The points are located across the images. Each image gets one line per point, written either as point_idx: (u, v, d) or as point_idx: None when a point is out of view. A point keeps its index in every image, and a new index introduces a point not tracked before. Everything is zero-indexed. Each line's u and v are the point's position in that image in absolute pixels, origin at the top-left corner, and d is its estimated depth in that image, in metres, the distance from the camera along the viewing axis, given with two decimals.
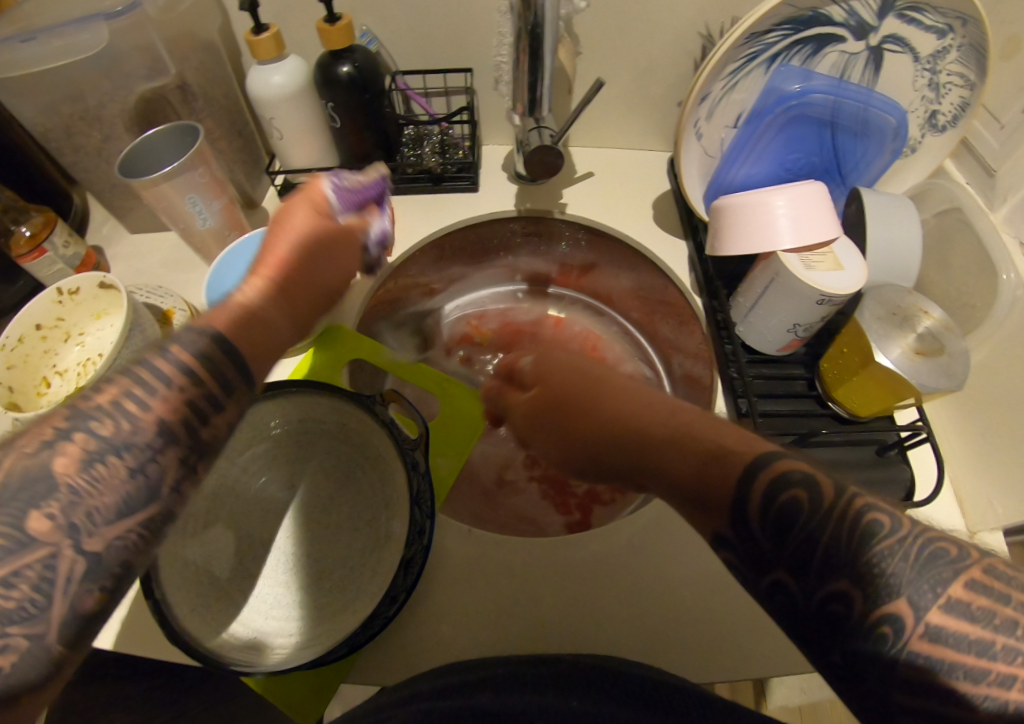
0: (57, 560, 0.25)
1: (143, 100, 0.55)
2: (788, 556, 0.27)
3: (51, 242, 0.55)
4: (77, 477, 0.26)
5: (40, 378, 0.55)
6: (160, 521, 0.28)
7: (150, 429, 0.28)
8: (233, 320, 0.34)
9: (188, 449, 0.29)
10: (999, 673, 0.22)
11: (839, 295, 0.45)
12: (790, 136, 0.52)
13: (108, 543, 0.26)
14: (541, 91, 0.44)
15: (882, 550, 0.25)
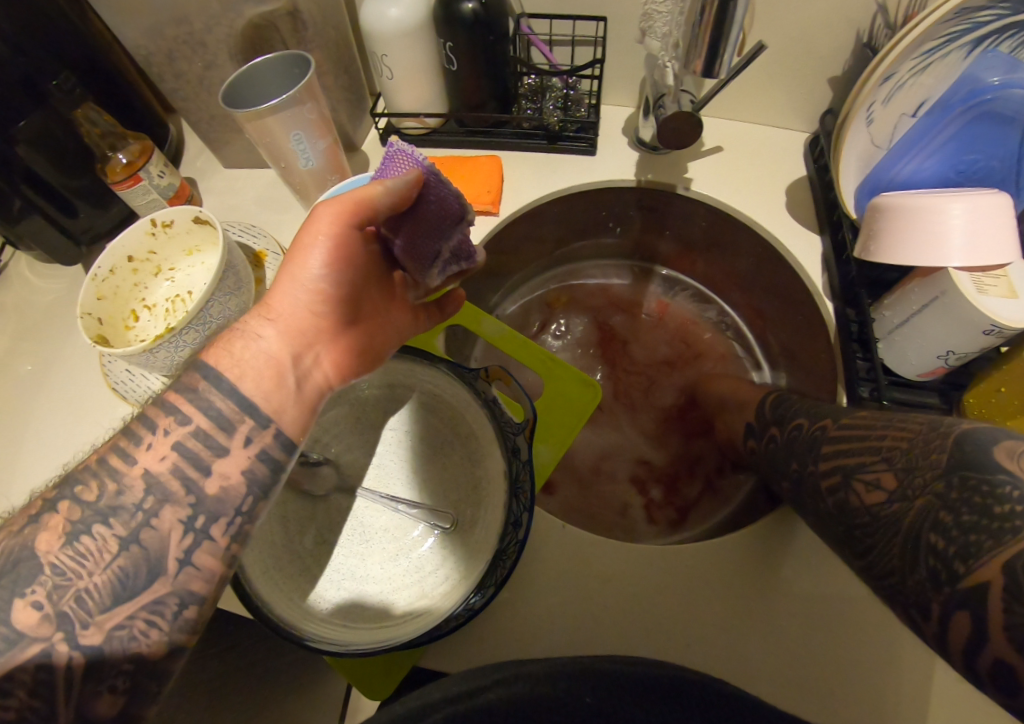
0: (51, 653, 0.25)
1: (250, 25, 0.50)
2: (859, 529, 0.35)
3: (146, 171, 0.53)
4: (67, 560, 0.27)
5: (127, 312, 0.54)
6: (170, 600, 0.28)
7: (143, 500, 0.28)
8: (244, 362, 0.32)
9: (193, 514, 0.29)
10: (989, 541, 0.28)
11: (1014, 327, 0.39)
12: (974, 135, 0.44)
13: (108, 631, 0.26)
14: (723, 59, 0.38)
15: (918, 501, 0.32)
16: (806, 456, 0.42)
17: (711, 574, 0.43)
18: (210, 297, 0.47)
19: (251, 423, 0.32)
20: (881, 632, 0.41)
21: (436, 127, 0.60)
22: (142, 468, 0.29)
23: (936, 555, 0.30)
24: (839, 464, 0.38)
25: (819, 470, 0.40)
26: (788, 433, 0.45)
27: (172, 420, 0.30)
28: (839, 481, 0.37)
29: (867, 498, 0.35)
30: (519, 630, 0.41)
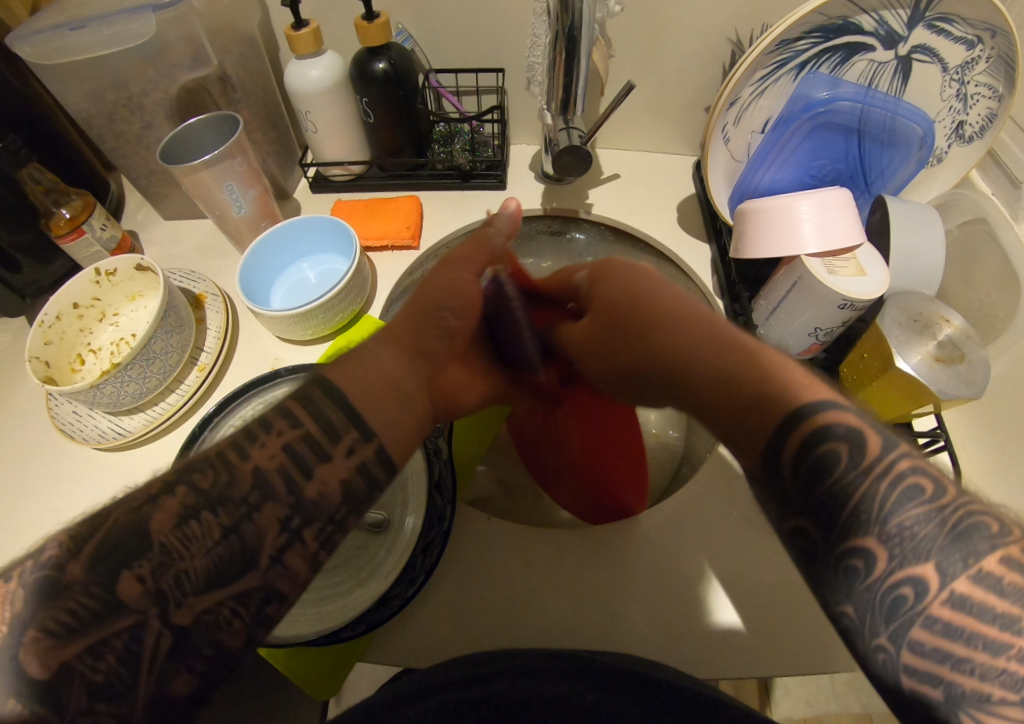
0: (144, 630, 0.26)
1: (184, 90, 0.56)
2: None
3: (89, 224, 0.58)
4: (176, 539, 0.27)
5: (74, 356, 0.56)
6: (255, 593, 0.28)
7: (250, 493, 0.29)
8: (365, 378, 0.34)
9: (289, 515, 0.30)
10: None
11: (861, 300, 0.45)
12: (816, 143, 0.53)
13: (197, 614, 0.27)
14: (577, 91, 0.45)
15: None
16: (872, 614, 0.26)
17: (634, 549, 0.47)
18: (152, 335, 0.50)
19: (356, 435, 0.32)
20: (794, 596, 0.44)
21: (360, 173, 0.66)
22: (255, 464, 0.30)
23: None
24: (937, 672, 0.25)
25: (902, 658, 0.25)
26: (833, 559, 0.28)
27: (285, 424, 0.31)
28: (939, 702, 0.24)
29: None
30: (453, 617, 0.44)
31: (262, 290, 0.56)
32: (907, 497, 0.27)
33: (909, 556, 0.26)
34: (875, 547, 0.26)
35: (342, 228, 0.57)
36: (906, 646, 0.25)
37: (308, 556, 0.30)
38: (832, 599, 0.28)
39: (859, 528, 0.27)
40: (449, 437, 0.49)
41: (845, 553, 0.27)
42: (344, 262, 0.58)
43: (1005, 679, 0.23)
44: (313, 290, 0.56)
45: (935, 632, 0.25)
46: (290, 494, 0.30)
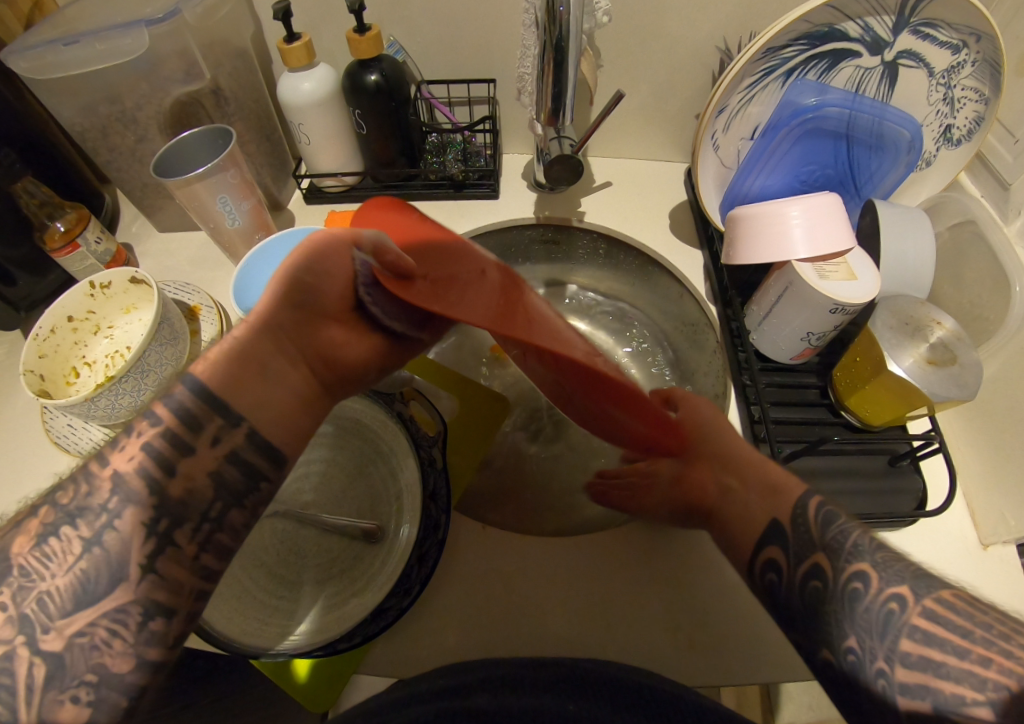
0: (11, 659, 0.26)
1: (177, 103, 0.57)
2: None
3: (84, 237, 0.58)
4: (34, 561, 0.28)
5: (68, 369, 0.56)
6: (133, 609, 0.28)
7: (108, 501, 0.29)
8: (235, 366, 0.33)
9: (155, 518, 0.30)
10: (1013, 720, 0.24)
11: (853, 304, 0.46)
12: (805, 149, 0.54)
13: (68, 637, 0.27)
14: (565, 101, 0.46)
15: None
16: (869, 634, 0.28)
17: (630, 558, 0.46)
18: (147, 348, 0.50)
19: (221, 421, 0.32)
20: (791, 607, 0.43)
21: (353, 184, 0.67)
22: (111, 470, 0.30)
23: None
24: (930, 682, 0.26)
25: (896, 677, 0.27)
26: (801, 580, 0.32)
27: (145, 423, 0.31)
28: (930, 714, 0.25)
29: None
30: (447, 628, 0.43)
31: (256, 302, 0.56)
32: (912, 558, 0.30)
33: (892, 573, 0.29)
34: (871, 569, 0.30)
35: None
36: (899, 663, 0.27)
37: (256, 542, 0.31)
38: (834, 634, 0.30)
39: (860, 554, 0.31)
40: (444, 447, 0.48)
41: (846, 576, 0.30)
42: None
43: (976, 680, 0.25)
44: None
45: (920, 635, 0.27)
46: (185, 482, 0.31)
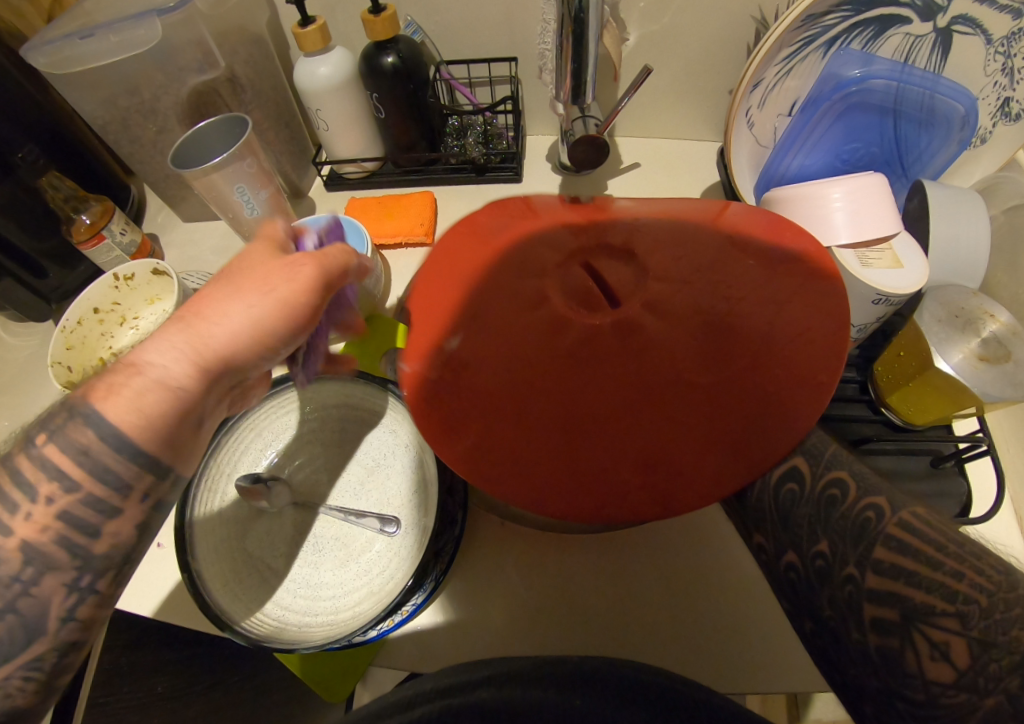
0: None
1: (195, 92, 0.56)
2: (872, 650, 0.32)
3: (108, 229, 0.58)
4: None
5: (96, 359, 0.58)
6: (48, 654, 0.29)
7: (21, 570, 0.28)
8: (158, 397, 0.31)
9: (77, 576, 0.29)
10: (965, 620, 0.30)
11: (899, 294, 0.43)
12: (848, 125, 0.51)
13: None
14: (587, 79, 0.44)
15: (945, 644, 0.30)
16: (844, 541, 0.36)
17: (654, 557, 0.45)
18: None
19: (148, 484, 0.31)
20: None
21: (374, 170, 0.65)
22: (19, 538, 0.28)
23: (908, 709, 0.30)
24: (891, 590, 0.33)
25: (865, 584, 0.34)
26: (818, 492, 0.38)
27: (55, 487, 0.29)
28: (895, 621, 0.32)
29: (929, 666, 0.30)
30: (465, 619, 0.43)
31: None
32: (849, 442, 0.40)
33: (870, 488, 0.37)
34: (848, 481, 0.38)
35: (353, 227, 0.56)
36: (870, 570, 0.34)
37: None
38: (809, 538, 0.37)
39: (834, 465, 0.39)
40: None
41: (827, 485, 0.38)
42: None
43: (944, 591, 0.31)
44: None
45: (893, 553, 0.34)
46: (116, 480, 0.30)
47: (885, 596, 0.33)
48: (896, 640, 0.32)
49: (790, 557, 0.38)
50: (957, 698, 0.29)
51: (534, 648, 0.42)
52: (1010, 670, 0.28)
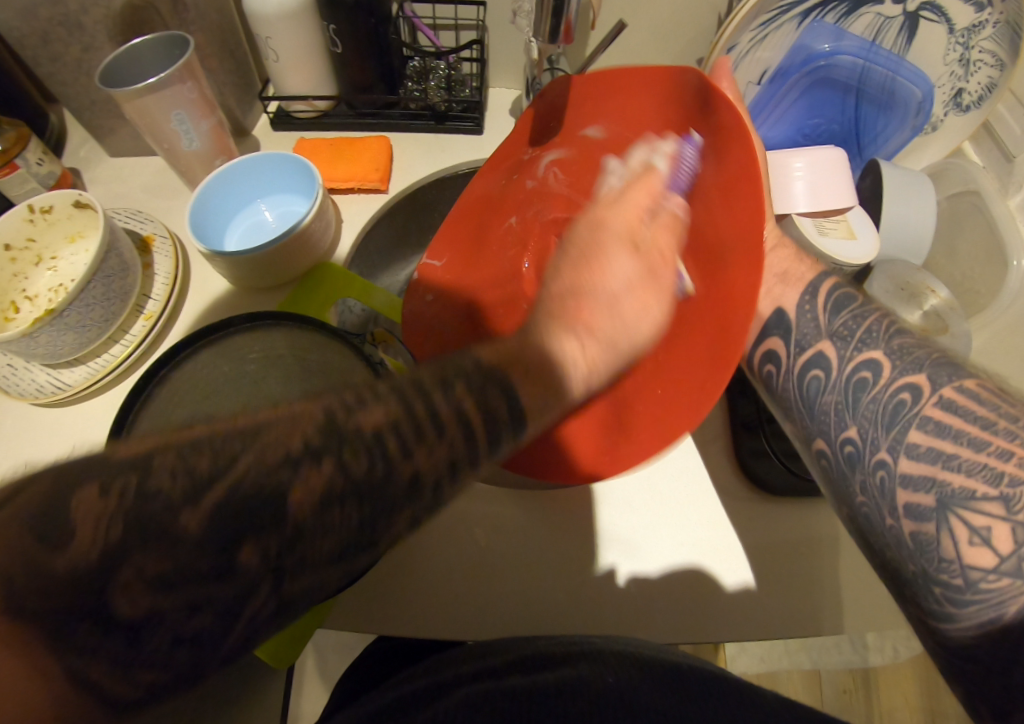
0: None
1: (129, 8, 0.50)
2: (910, 543, 0.32)
3: (23, 158, 0.52)
4: None
5: (6, 302, 0.52)
6: None
7: None
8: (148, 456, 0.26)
9: None
10: (1006, 471, 0.29)
11: (851, 265, 0.45)
12: (812, 100, 0.52)
13: None
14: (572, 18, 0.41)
15: (979, 515, 0.29)
16: (877, 426, 0.35)
17: (613, 535, 0.44)
18: (91, 278, 0.45)
19: None
20: (763, 561, 0.43)
21: (326, 110, 0.62)
22: None
23: (946, 596, 0.30)
24: (932, 473, 0.32)
25: (898, 471, 0.33)
26: (845, 378, 0.37)
27: None
28: (931, 506, 0.31)
29: (967, 552, 0.29)
30: (423, 580, 0.42)
31: (218, 232, 0.52)
32: (888, 317, 0.38)
33: (906, 368, 0.35)
34: (879, 357, 0.36)
35: (303, 168, 0.52)
36: (903, 455, 0.33)
37: (361, 519, 0.24)
38: (837, 428, 0.37)
39: (869, 344, 0.37)
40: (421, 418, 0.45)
41: (856, 369, 0.37)
42: (305, 202, 0.54)
43: (989, 470, 0.30)
44: (270, 232, 0.52)
45: (930, 435, 0.32)
46: (246, 458, 0.22)
47: (917, 478, 0.32)
48: (932, 525, 0.31)
49: (822, 442, 0.38)
50: (999, 582, 0.28)
51: (497, 624, 0.41)
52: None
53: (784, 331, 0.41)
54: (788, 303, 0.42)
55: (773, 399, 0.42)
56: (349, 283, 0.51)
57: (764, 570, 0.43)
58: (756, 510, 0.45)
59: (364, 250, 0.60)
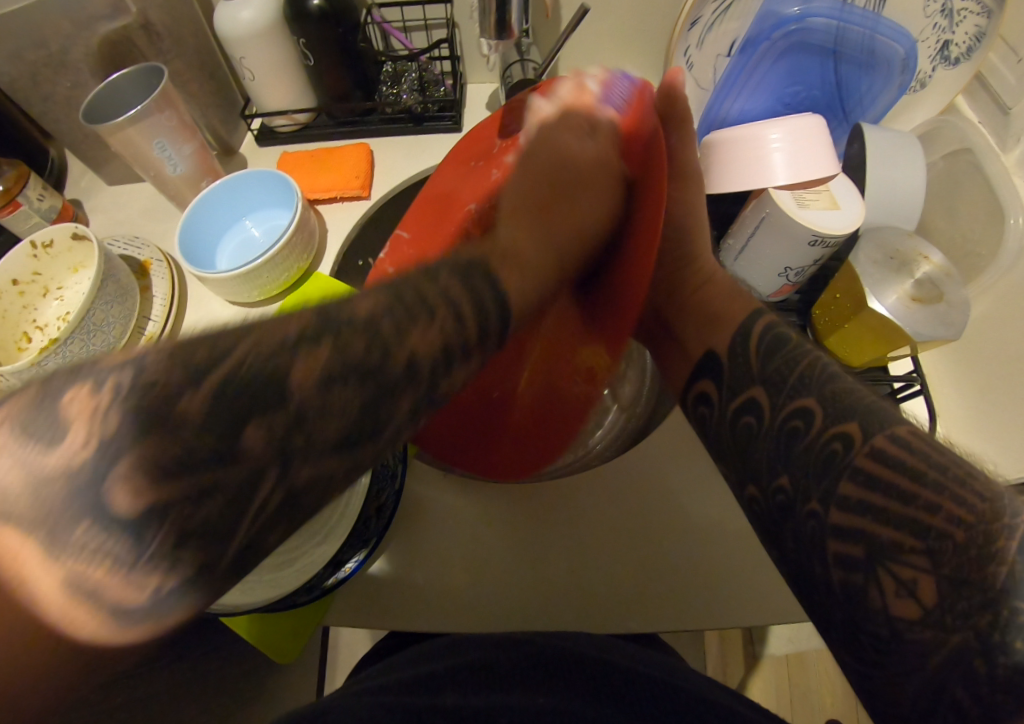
0: None
1: (107, 43, 0.52)
2: (839, 591, 0.30)
3: (25, 196, 0.55)
4: None
5: (20, 333, 0.54)
6: None
7: None
8: None
9: None
10: (930, 527, 0.27)
11: (834, 235, 0.44)
12: (790, 65, 0.50)
13: None
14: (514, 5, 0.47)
15: (901, 575, 0.27)
16: (809, 476, 0.33)
17: (600, 522, 0.44)
18: (90, 306, 0.47)
19: None
20: (753, 545, 0.43)
21: (308, 123, 0.63)
22: None
23: (872, 642, 0.28)
24: (862, 527, 0.29)
25: (829, 521, 0.31)
26: (779, 426, 0.35)
27: None
28: (860, 557, 0.29)
29: (892, 602, 0.27)
30: (417, 580, 0.43)
31: (207, 252, 0.53)
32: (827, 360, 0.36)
33: (836, 416, 0.32)
34: (815, 411, 0.34)
35: (284, 183, 0.53)
36: (833, 507, 0.31)
37: None
38: (772, 475, 0.35)
39: (802, 392, 0.35)
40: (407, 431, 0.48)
41: (790, 417, 0.35)
42: (287, 215, 0.55)
43: (913, 528, 0.28)
44: (258, 248, 0.54)
45: (860, 488, 0.30)
46: None
47: (849, 531, 0.30)
48: (860, 576, 0.29)
49: (754, 491, 0.36)
50: (921, 634, 0.26)
51: (490, 616, 0.42)
52: (977, 606, 0.25)
53: (718, 376, 0.40)
54: (722, 346, 0.40)
55: (709, 443, 0.40)
56: (332, 289, 0.53)
57: (758, 555, 0.42)
58: None
59: (351, 259, 0.61)
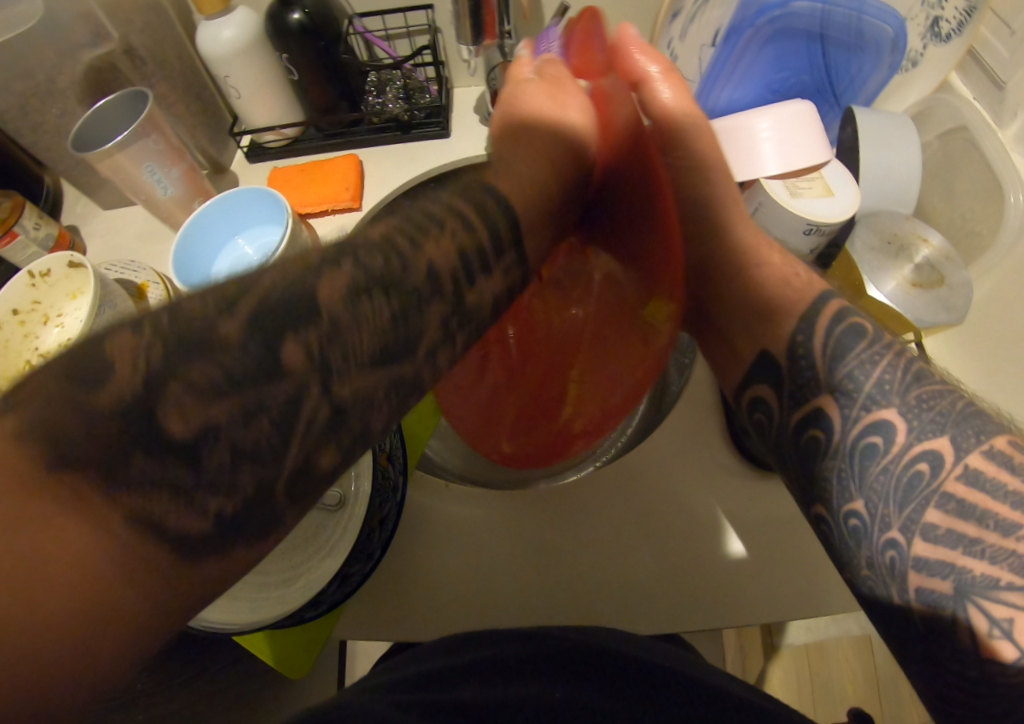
0: None
1: (91, 69, 0.53)
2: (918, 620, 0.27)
3: (21, 225, 0.56)
4: None
5: (22, 362, 0.55)
6: None
7: None
8: None
9: None
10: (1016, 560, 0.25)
11: (829, 223, 0.43)
12: (777, 51, 0.49)
13: None
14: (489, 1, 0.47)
15: (1004, 594, 0.25)
16: (885, 500, 0.29)
17: (604, 524, 0.44)
18: (88, 331, 0.48)
19: None
20: (761, 542, 0.42)
21: (296, 137, 0.62)
22: None
23: (959, 685, 0.25)
24: (948, 563, 0.27)
25: (912, 553, 0.28)
26: (850, 445, 0.31)
27: None
28: (948, 594, 0.26)
29: (986, 641, 0.25)
30: (423, 589, 0.43)
31: (200, 271, 0.54)
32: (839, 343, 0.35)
33: (926, 427, 0.29)
34: (891, 423, 0.30)
35: (274, 198, 0.53)
36: (920, 536, 0.28)
37: None
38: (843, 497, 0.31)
39: (880, 400, 0.31)
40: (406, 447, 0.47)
41: (866, 432, 0.31)
42: (279, 230, 0.54)
43: (1016, 562, 0.25)
44: (251, 266, 0.54)
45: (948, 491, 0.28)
46: None
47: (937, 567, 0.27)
48: (948, 607, 0.26)
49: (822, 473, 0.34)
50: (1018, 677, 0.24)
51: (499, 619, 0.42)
52: None
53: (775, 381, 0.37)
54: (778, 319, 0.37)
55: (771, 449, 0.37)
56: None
57: (766, 551, 0.42)
58: (753, 486, 0.44)
59: None
